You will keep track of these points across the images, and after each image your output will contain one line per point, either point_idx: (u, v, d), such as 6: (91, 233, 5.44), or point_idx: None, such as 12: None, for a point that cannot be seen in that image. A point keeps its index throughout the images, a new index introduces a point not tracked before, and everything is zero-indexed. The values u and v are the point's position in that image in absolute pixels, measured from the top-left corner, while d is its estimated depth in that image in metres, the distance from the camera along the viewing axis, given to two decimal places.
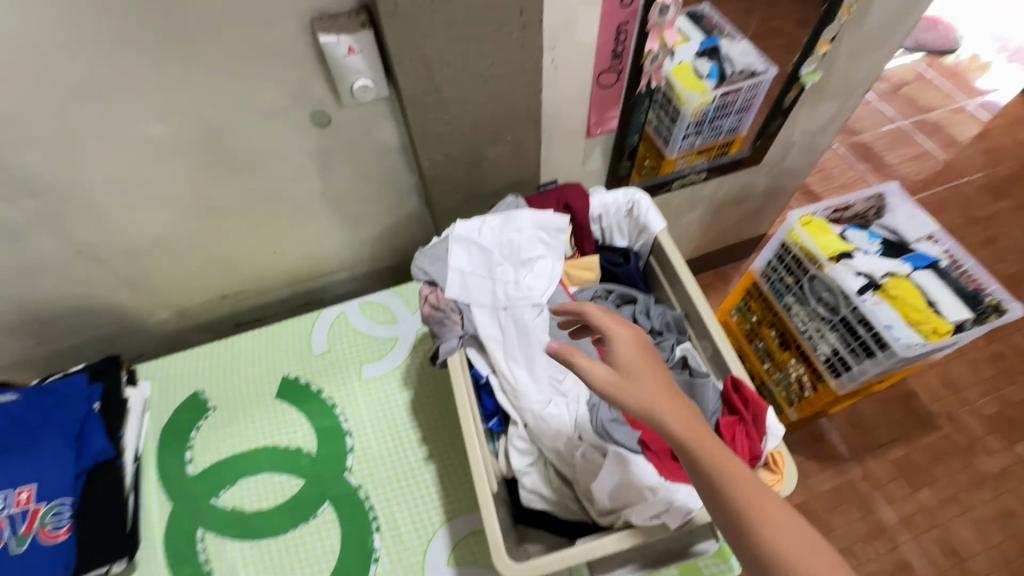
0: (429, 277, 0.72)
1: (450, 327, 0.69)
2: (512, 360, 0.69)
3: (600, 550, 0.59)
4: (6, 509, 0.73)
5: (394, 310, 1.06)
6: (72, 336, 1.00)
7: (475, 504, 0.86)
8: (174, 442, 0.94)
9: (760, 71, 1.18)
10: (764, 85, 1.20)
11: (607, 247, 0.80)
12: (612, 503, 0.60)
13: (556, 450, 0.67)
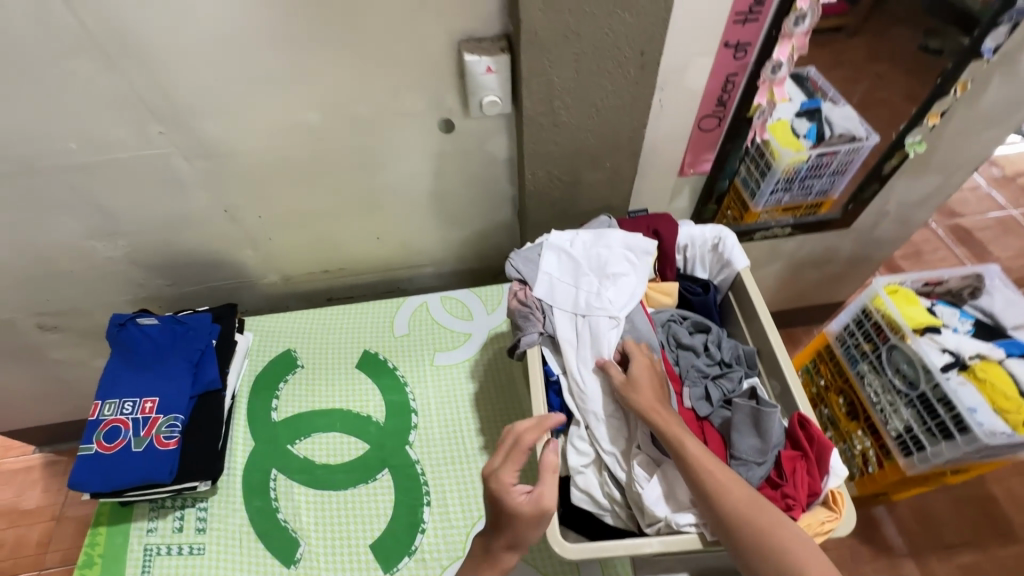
0: (521, 276, 0.79)
1: (534, 323, 0.75)
2: (584, 363, 0.74)
3: (647, 548, 0.62)
4: (133, 413, 0.85)
5: (471, 308, 1.15)
6: (198, 284, 1.16)
7: None
8: (264, 389, 1.05)
9: (860, 137, 1.19)
10: (863, 152, 1.20)
11: (688, 276, 0.84)
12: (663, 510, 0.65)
13: (615, 453, 0.71)
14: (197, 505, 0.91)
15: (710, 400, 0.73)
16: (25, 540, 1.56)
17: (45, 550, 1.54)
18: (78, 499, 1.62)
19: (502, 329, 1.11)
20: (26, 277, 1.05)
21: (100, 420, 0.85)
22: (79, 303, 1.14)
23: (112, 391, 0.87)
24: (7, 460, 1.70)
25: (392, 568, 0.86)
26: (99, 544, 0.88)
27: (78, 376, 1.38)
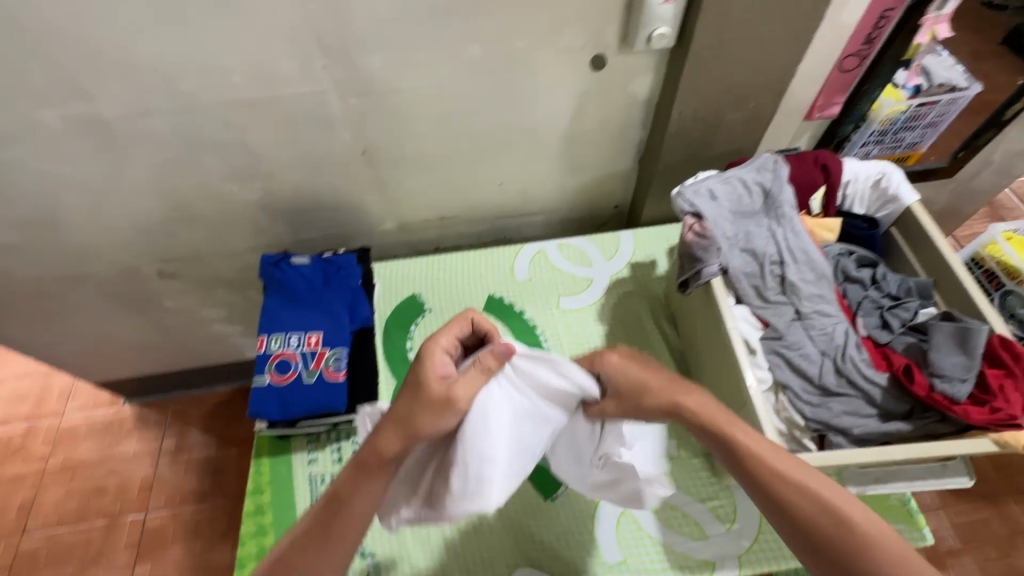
0: (694, 209, 0.78)
1: (715, 254, 0.77)
2: (762, 294, 0.78)
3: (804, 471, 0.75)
4: (300, 346, 0.88)
5: (590, 254, 1.15)
6: (317, 231, 1.17)
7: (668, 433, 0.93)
8: (398, 332, 1.07)
9: (961, 87, 1.14)
10: (963, 102, 1.16)
11: (848, 213, 0.84)
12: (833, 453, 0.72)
13: (802, 378, 0.73)
14: (352, 439, 0.95)
15: (888, 328, 0.75)
16: (129, 485, 1.62)
17: (148, 494, 1.60)
18: (173, 447, 1.67)
19: (624, 275, 1.13)
20: (160, 220, 1.06)
21: (269, 354, 0.87)
22: (201, 249, 1.16)
23: (275, 326, 0.90)
24: (96, 412, 1.74)
25: (553, 497, 0.88)
26: (265, 473, 0.92)
27: (183, 326, 1.41)
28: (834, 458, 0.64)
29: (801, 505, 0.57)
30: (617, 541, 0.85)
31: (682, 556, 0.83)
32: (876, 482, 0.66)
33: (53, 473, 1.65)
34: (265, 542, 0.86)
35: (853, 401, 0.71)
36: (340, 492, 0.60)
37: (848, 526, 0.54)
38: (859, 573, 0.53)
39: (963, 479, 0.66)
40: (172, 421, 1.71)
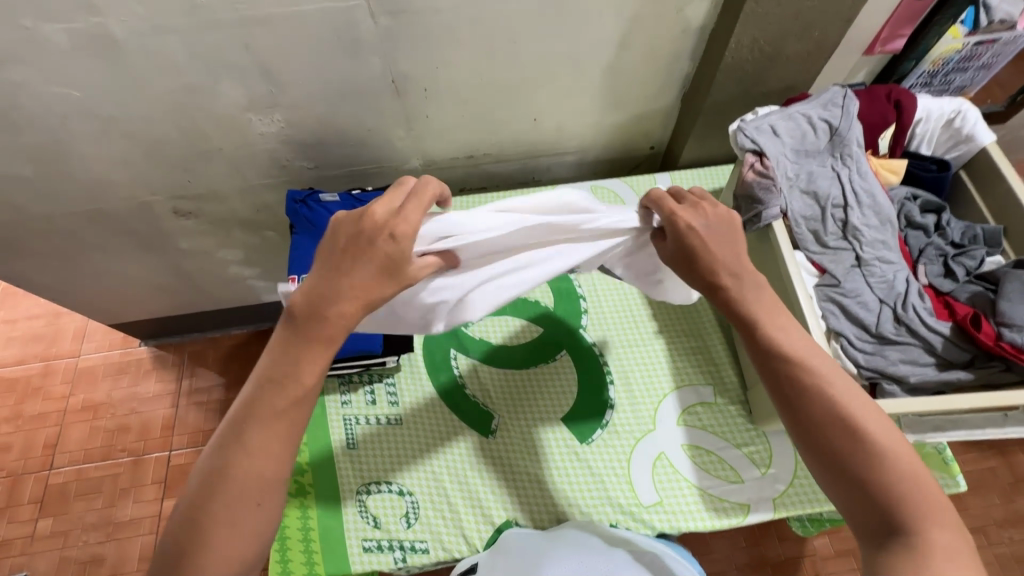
0: (757, 146, 0.73)
1: (777, 197, 0.72)
2: (821, 239, 0.74)
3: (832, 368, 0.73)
4: None
5: (624, 198, 1.10)
6: (339, 168, 1.11)
7: (705, 380, 0.93)
8: None
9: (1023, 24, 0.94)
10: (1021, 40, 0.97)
11: (915, 154, 0.80)
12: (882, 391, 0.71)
13: (859, 325, 0.71)
14: (385, 381, 0.94)
15: (951, 277, 0.72)
16: (151, 424, 1.64)
17: (171, 434, 1.62)
18: (192, 389, 1.68)
19: None
20: (177, 153, 1.00)
21: None
22: (219, 186, 1.11)
23: (305, 266, 0.87)
24: (113, 352, 1.74)
25: (588, 440, 0.89)
26: None
27: (200, 267, 1.38)
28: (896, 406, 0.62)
29: (827, 423, 0.53)
30: (653, 483, 0.86)
31: (717, 499, 0.84)
32: (933, 432, 0.66)
33: (75, 412, 1.66)
34: (303, 480, 0.86)
35: (911, 349, 0.69)
36: (280, 373, 0.54)
37: (871, 451, 0.51)
38: (881, 497, 0.49)
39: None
40: (189, 364, 1.71)
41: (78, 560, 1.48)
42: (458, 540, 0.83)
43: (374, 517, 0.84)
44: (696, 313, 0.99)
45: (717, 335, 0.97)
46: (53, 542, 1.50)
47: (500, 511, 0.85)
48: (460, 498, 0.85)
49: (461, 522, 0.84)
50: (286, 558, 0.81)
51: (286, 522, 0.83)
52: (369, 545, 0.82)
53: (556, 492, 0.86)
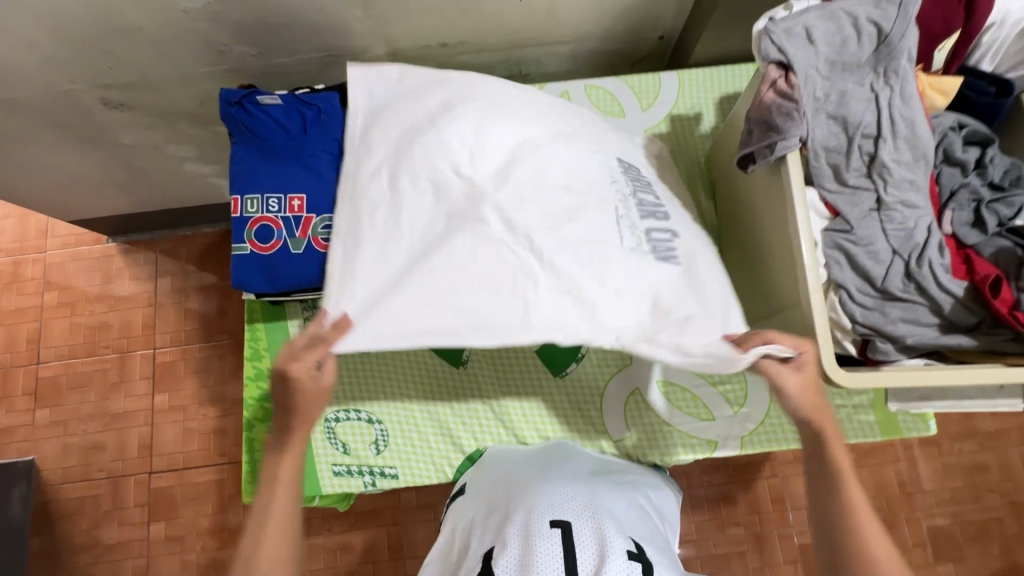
0: (783, 56, 0.60)
1: (797, 125, 0.60)
2: (844, 176, 0.63)
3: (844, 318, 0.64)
4: (282, 212, 0.75)
5: (623, 102, 0.95)
6: (288, 55, 0.94)
7: None
8: None
9: None
10: None
11: (972, 71, 0.66)
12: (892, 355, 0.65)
13: (865, 278, 0.63)
14: None
15: (980, 226, 0.63)
16: (131, 322, 1.62)
17: (153, 332, 1.61)
18: (168, 289, 1.63)
19: (660, 131, 0.95)
20: (86, 34, 0.83)
21: (246, 219, 0.75)
22: (149, 73, 0.94)
23: (249, 185, 0.76)
24: (82, 248, 1.66)
25: (563, 373, 0.86)
26: (261, 338, 0.87)
27: (151, 164, 1.24)
28: (887, 376, 0.57)
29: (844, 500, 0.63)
30: (623, 418, 0.85)
31: (686, 435, 0.84)
32: (919, 399, 0.63)
33: (53, 309, 1.64)
34: (270, 406, 0.85)
35: (915, 308, 0.63)
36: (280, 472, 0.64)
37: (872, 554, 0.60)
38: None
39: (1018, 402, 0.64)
40: (161, 262, 1.64)
41: (81, 446, 1.55)
42: (428, 466, 0.84)
43: (342, 444, 0.84)
44: None
45: None
46: (54, 430, 1.56)
47: (469, 440, 0.85)
48: (429, 427, 0.85)
49: (430, 449, 0.85)
50: (258, 480, 0.83)
51: (255, 445, 0.84)
52: (339, 469, 0.84)
53: (527, 420, 0.85)
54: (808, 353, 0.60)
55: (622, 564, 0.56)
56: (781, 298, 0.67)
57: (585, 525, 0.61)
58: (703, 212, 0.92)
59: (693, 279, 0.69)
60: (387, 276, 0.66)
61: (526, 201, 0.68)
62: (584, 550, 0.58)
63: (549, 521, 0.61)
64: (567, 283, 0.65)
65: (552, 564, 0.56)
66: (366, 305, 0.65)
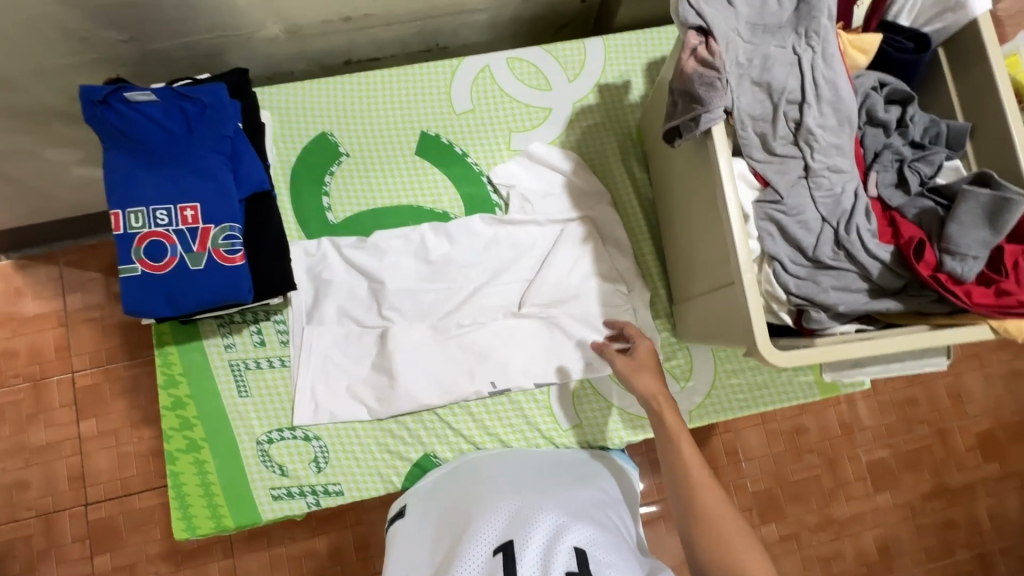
0: (703, 21, 0.56)
1: (722, 95, 0.56)
2: (770, 146, 0.61)
3: (778, 292, 0.64)
4: (172, 224, 0.66)
5: (548, 74, 0.90)
6: (167, 40, 0.82)
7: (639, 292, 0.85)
8: (308, 181, 0.85)
9: None
10: None
11: (890, 29, 0.65)
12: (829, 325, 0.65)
13: (796, 249, 0.63)
14: (273, 319, 0.81)
15: (904, 188, 0.63)
16: (41, 347, 1.47)
17: (68, 354, 1.47)
18: (79, 305, 1.48)
19: (590, 102, 0.90)
20: None
21: (130, 236, 0.66)
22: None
23: (130, 196, 0.66)
24: None
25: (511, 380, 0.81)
26: (175, 363, 0.79)
27: (30, 172, 1.09)
28: (824, 355, 0.56)
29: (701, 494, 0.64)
30: (574, 406, 0.83)
31: (635, 417, 0.83)
32: (852, 368, 0.64)
33: None
34: (194, 435, 0.78)
35: (846, 275, 0.62)
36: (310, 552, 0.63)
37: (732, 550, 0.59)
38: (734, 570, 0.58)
39: (940, 361, 0.65)
40: (67, 276, 1.48)
41: (2, 486, 1.42)
42: (374, 479, 0.79)
43: (279, 466, 0.78)
44: (627, 216, 0.88)
45: (647, 242, 0.88)
46: None
47: (415, 448, 0.80)
48: (371, 441, 0.80)
49: (374, 461, 0.79)
50: (188, 515, 0.76)
51: (181, 478, 0.77)
52: (278, 492, 0.78)
53: (474, 421, 0.81)
54: (747, 328, 0.58)
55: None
56: (720, 275, 0.65)
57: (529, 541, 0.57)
58: (638, 185, 0.89)
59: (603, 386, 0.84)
60: (353, 438, 0.79)
61: (467, 360, 0.81)
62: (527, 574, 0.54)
63: (492, 548, 0.57)
64: (509, 424, 0.81)
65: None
66: (334, 410, 0.79)
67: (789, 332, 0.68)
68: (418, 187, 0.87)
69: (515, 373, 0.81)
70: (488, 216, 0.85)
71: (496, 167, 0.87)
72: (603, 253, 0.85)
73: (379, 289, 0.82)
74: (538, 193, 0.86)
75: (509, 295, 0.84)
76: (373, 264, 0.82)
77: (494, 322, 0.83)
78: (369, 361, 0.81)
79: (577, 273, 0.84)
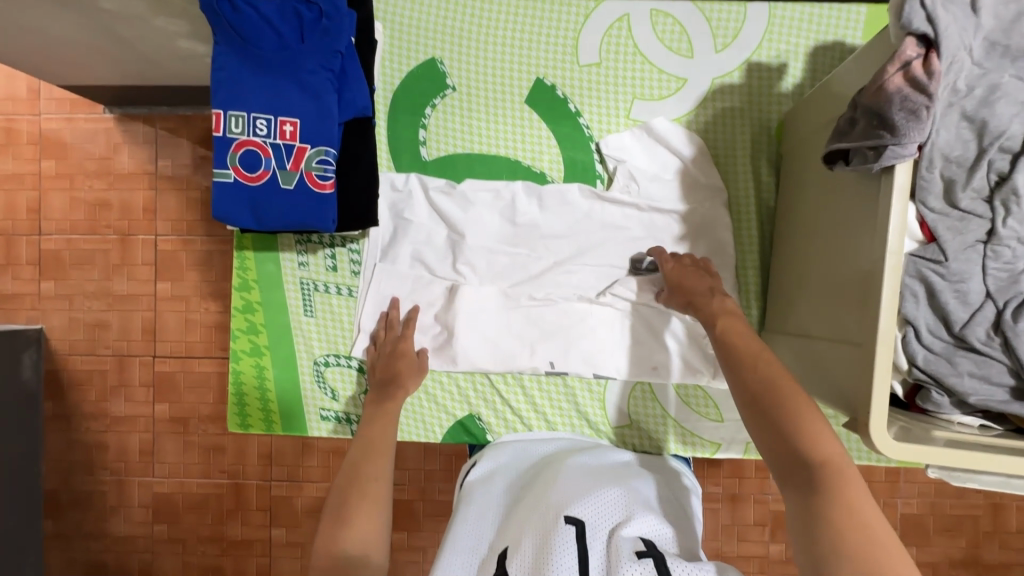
0: (932, 28, 0.44)
1: (922, 128, 0.45)
2: (956, 197, 0.51)
3: (903, 361, 0.56)
4: (271, 137, 0.64)
5: (693, 38, 0.77)
6: None
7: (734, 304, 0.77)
8: (408, 110, 0.80)
9: None
10: None
11: None
12: (950, 413, 0.56)
13: (943, 320, 0.54)
14: (349, 246, 0.80)
15: None
16: (132, 205, 1.51)
17: (154, 217, 1.50)
18: (169, 171, 1.50)
19: (733, 80, 0.78)
20: None
21: (229, 140, 0.64)
22: None
23: (233, 99, 0.63)
24: (78, 116, 1.52)
25: (567, 371, 0.78)
26: (250, 269, 0.80)
27: (140, 36, 1.07)
28: (938, 457, 0.48)
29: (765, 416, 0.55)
30: (627, 406, 0.79)
31: (688, 433, 0.79)
32: (967, 474, 0.55)
33: (50, 179, 1.53)
34: (258, 341, 0.81)
35: (992, 365, 0.53)
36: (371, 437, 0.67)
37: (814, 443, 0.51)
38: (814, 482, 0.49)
39: None
40: (162, 140, 1.50)
41: (86, 322, 1.52)
42: (417, 425, 0.80)
43: (331, 389, 0.81)
44: (741, 220, 0.79)
45: (755, 254, 0.79)
46: (60, 303, 1.52)
47: (461, 407, 0.80)
48: (421, 392, 0.80)
49: (420, 410, 0.80)
50: (244, 412, 0.81)
51: (242, 378, 0.81)
52: (326, 414, 0.81)
53: (523, 395, 0.80)
54: (860, 403, 0.51)
55: (635, 567, 0.50)
56: (839, 327, 0.57)
57: (597, 527, 0.56)
58: (761, 189, 0.79)
59: (664, 394, 0.79)
60: None
61: (530, 334, 0.78)
62: (595, 552, 0.53)
63: (564, 515, 0.56)
64: (558, 406, 0.80)
65: (568, 557, 0.51)
66: None
67: (898, 403, 0.61)
68: (519, 140, 0.80)
69: (577, 359, 0.78)
70: (587, 189, 0.78)
71: (609, 135, 0.78)
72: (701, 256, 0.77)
73: (460, 240, 0.79)
74: (648, 174, 0.78)
75: (589, 278, 0.78)
76: (459, 212, 0.78)
77: (567, 303, 0.78)
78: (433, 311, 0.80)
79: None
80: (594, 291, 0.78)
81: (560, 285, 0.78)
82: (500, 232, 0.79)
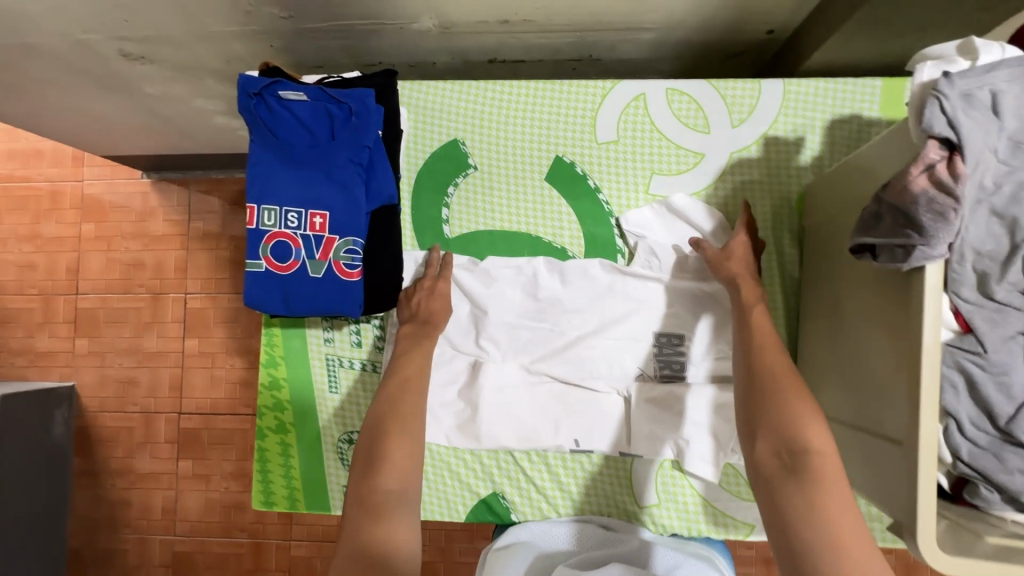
0: (954, 132, 0.45)
1: (951, 229, 0.45)
2: (992, 290, 0.50)
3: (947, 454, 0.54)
4: (301, 228, 0.66)
5: (709, 115, 0.79)
6: (322, 22, 0.79)
7: None
8: (431, 189, 0.83)
9: None
10: None
11: None
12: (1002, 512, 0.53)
13: (987, 414, 0.51)
14: (373, 323, 0.81)
15: None
16: (164, 264, 1.56)
17: (185, 276, 1.55)
18: (200, 231, 1.56)
19: (751, 154, 0.79)
20: None
21: (261, 232, 0.67)
22: (166, 27, 0.80)
23: (267, 194, 0.66)
24: (117, 181, 1.60)
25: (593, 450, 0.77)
26: (278, 345, 0.82)
27: (178, 113, 1.14)
28: (997, 573, 0.45)
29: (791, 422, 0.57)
30: (655, 486, 0.77)
31: (720, 513, 0.76)
32: None
33: (90, 241, 1.59)
34: (283, 418, 0.81)
35: None
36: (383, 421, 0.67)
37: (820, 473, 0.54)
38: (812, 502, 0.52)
39: None
40: (195, 201, 1.56)
41: (117, 379, 1.55)
42: (440, 504, 0.79)
43: None
44: (765, 292, 0.78)
45: (781, 326, 0.78)
46: (92, 360, 1.56)
47: (485, 485, 0.79)
48: (444, 470, 0.79)
49: (443, 488, 0.79)
50: (268, 491, 0.81)
51: (267, 455, 0.81)
52: None
53: (548, 473, 0.78)
54: (904, 509, 0.49)
55: None
56: (880, 418, 0.55)
57: None
58: (784, 261, 0.78)
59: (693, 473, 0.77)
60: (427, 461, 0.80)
61: (554, 411, 0.78)
62: None
63: None
64: (584, 485, 0.78)
65: None
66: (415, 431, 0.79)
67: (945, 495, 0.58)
68: (539, 217, 0.81)
69: (603, 437, 0.77)
70: (607, 264, 0.79)
71: (630, 211, 0.80)
72: (726, 330, 0.76)
73: (484, 316, 0.79)
74: (669, 250, 0.79)
75: (613, 354, 0.78)
76: (482, 289, 0.80)
77: (591, 380, 0.78)
78: (458, 388, 0.80)
79: (693, 343, 0.77)
80: (618, 368, 0.78)
81: (584, 362, 0.78)
82: (523, 308, 0.80)
